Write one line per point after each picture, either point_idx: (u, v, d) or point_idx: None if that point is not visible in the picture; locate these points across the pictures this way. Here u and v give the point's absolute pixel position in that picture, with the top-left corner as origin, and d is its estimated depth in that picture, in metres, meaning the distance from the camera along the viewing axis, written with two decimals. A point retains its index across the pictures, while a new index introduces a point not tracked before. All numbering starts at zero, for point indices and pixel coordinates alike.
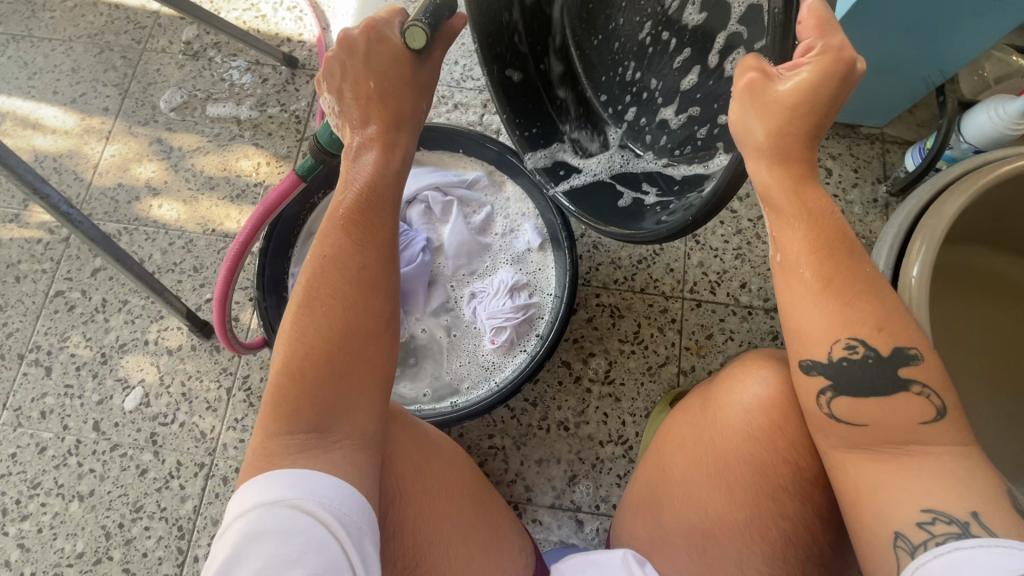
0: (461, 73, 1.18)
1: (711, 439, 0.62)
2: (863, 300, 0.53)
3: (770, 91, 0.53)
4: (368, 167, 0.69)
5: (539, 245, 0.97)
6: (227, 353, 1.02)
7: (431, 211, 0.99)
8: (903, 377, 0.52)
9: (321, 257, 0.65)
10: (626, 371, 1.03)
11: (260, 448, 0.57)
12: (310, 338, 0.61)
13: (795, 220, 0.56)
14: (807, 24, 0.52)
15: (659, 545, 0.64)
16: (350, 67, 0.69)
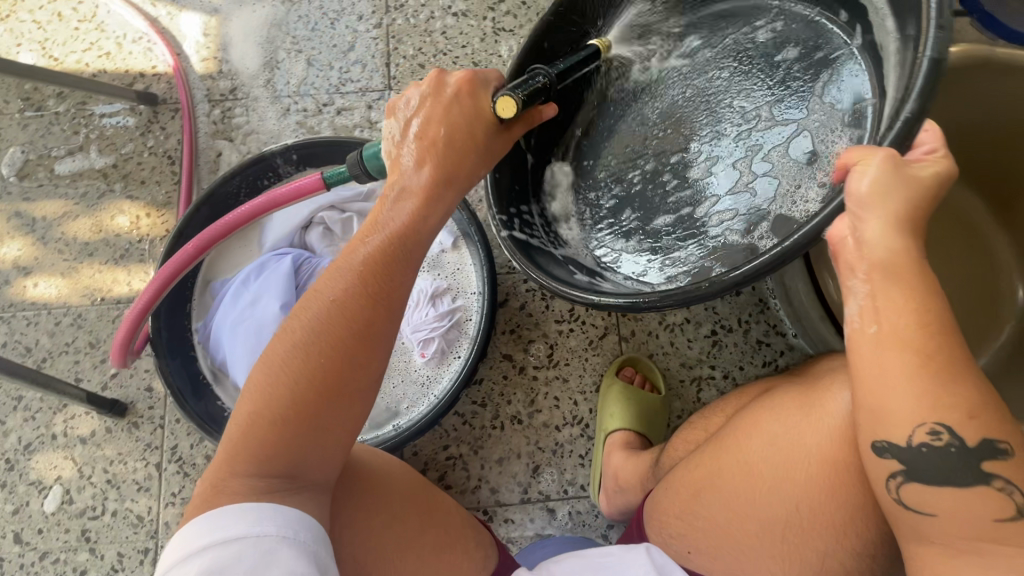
0: (339, 78, 1.11)
1: (816, 445, 0.54)
2: (956, 387, 0.44)
3: (911, 170, 0.47)
4: (403, 218, 0.60)
5: (452, 244, 0.94)
6: (148, 428, 0.95)
7: (331, 231, 0.93)
8: (986, 471, 0.44)
9: (317, 296, 0.57)
10: (569, 350, 1.00)
11: (212, 482, 0.52)
12: (288, 376, 0.53)
13: (890, 287, 0.46)
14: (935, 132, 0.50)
15: (717, 536, 0.57)
16: (433, 105, 0.63)
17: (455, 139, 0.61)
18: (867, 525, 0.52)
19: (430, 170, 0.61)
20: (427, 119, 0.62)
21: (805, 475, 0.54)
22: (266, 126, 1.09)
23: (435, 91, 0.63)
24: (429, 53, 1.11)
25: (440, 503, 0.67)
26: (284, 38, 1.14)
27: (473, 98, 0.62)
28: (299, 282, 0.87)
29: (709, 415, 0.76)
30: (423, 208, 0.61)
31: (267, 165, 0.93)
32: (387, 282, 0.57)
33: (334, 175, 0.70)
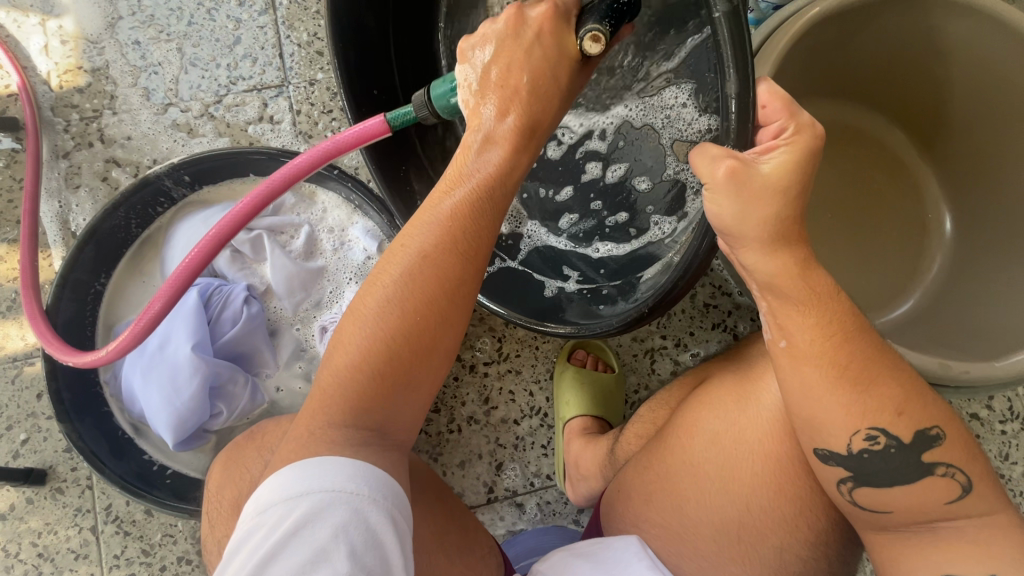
0: (228, 75, 1.00)
1: (755, 440, 0.56)
2: (881, 381, 0.48)
3: (754, 174, 0.48)
4: (489, 168, 0.54)
5: (378, 249, 0.86)
6: (74, 490, 0.86)
7: (241, 253, 0.84)
8: (928, 462, 0.48)
9: (407, 243, 0.52)
10: (518, 342, 0.97)
11: (296, 432, 0.50)
12: (378, 321, 0.50)
13: (805, 303, 0.49)
14: (773, 106, 0.49)
15: (677, 540, 0.58)
16: (506, 48, 0.54)
17: (539, 91, 0.54)
18: (814, 514, 0.55)
19: (516, 122, 0.55)
20: (507, 65, 0.54)
21: (750, 471, 0.56)
22: (154, 141, 0.98)
23: (513, 32, 0.54)
24: (326, 38, 1.01)
25: (447, 497, 0.64)
26: (158, 36, 1.01)
27: (560, 38, 0.53)
28: (212, 315, 0.79)
29: (656, 407, 0.76)
30: (508, 160, 0.55)
31: (156, 189, 0.82)
32: (474, 238, 0.52)
33: (399, 117, 0.58)
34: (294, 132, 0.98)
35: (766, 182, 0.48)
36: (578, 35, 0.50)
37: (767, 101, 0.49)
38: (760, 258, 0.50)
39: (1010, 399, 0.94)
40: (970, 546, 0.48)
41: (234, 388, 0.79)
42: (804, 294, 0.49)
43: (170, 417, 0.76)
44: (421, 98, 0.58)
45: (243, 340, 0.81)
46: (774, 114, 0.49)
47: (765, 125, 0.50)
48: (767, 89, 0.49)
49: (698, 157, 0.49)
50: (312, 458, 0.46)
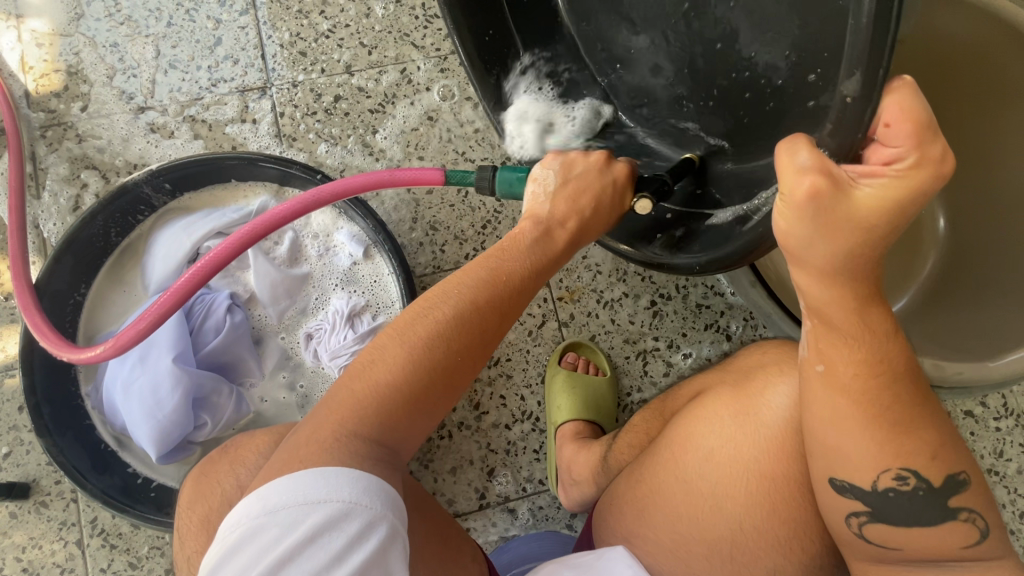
0: (209, 77, 0.98)
1: (751, 459, 0.56)
2: (921, 428, 0.48)
3: (842, 203, 0.40)
4: (533, 256, 0.58)
5: (364, 254, 0.84)
6: (59, 504, 0.85)
7: None
8: (953, 507, 0.48)
9: (458, 285, 0.54)
10: (508, 345, 0.96)
11: (315, 434, 0.47)
12: (422, 351, 0.50)
13: (848, 338, 0.48)
14: (901, 129, 0.37)
15: (668, 555, 0.57)
16: (584, 179, 0.59)
17: (597, 210, 0.58)
18: (806, 536, 0.55)
19: (573, 229, 0.58)
20: (582, 187, 0.58)
21: (745, 492, 0.55)
22: (134, 146, 0.96)
23: (599, 166, 0.59)
24: (309, 37, 0.99)
25: (431, 505, 0.62)
26: (137, 37, 0.98)
27: (627, 190, 0.59)
28: (194, 325, 0.78)
29: (651, 416, 0.75)
30: (555, 262, 0.59)
31: (135, 197, 0.81)
32: (512, 307, 0.55)
33: (458, 177, 0.64)
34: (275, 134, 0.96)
35: (854, 214, 0.41)
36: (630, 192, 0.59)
37: (893, 119, 0.37)
38: (809, 279, 0.47)
39: (1003, 395, 0.93)
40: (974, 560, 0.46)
41: (218, 399, 0.78)
42: (852, 327, 0.48)
43: (153, 431, 0.74)
44: (490, 172, 0.63)
45: (226, 350, 0.79)
46: (898, 138, 0.38)
47: (878, 145, 0.39)
48: (891, 99, 0.37)
49: (784, 154, 0.41)
50: (336, 463, 0.44)
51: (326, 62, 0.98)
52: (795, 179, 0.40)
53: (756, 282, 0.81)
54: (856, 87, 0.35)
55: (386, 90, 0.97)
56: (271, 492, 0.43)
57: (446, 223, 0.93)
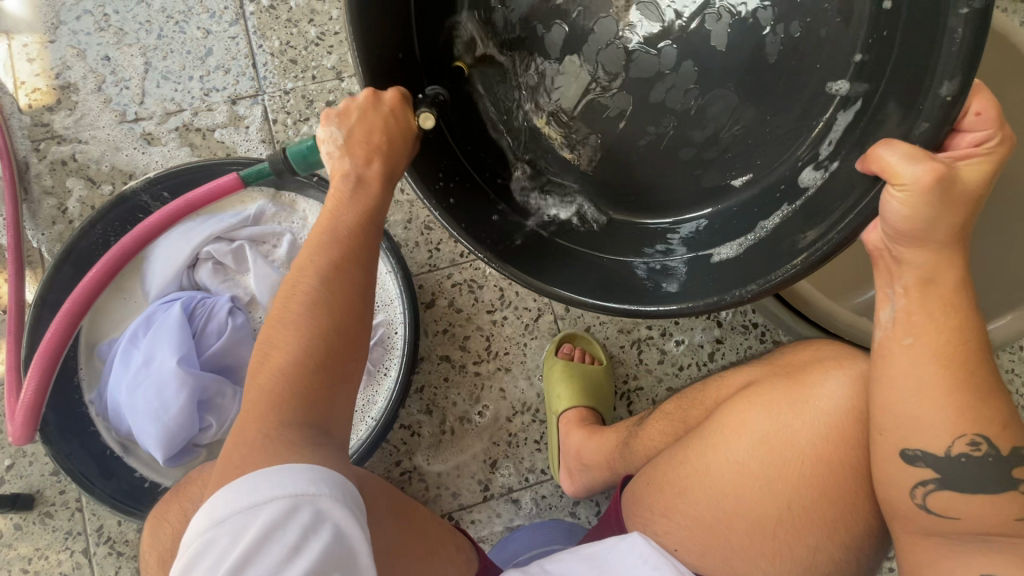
0: (201, 87, 0.99)
1: (810, 442, 0.58)
2: (993, 402, 0.50)
3: (957, 182, 0.43)
4: (370, 208, 0.56)
5: None
6: (64, 513, 0.85)
7: (223, 264, 0.84)
8: (1016, 477, 0.50)
9: (309, 262, 0.53)
10: (506, 339, 0.98)
11: (241, 447, 0.46)
12: (307, 321, 0.51)
13: (939, 316, 0.49)
14: (988, 115, 0.44)
15: (706, 532, 0.59)
16: (362, 126, 0.54)
17: (393, 147, 0.55)
18: (852, 520, 0.57)
19: (381, 168, 0.56)
20: (366, 128, 0.54)
21: (798, 472, 0.58)
22: (128, 158, 0.97)
23: (372, 106, 0.54)
24: (299, 45, 1.00)
25: (429, 514, 0.64)
26: (127, 49, 1.00)
27: (406, 117, 0.54)
28: (196, 328, 0.79)
29: (683, 401, 0.76)
30: (382, 201, 0.57)
31: (133, 205, 0.83)
32: (367, 255, 0.55)
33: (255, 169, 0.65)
34: (259, 137, 0.98)
35: (967, 191, 0.44)
36: (413, 112, 0.55)
37: (982, 109, 0.44)
38: (913, 250, 0.48)
39: None
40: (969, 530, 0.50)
41: (222, 400, 0.79)
42: (939, 305, 0.49)
43: (160, 432, 0.75)
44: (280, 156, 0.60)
45: (228, 352, 0.80)
46: (983, 124, 0.44)
47: (964, 133, 0.45)
48: (976, 97, 0.44)
49: (890, 154, 0.43)
50: (277, 463, 0.44)
51: (317, 70, 1.00)
52: (917, 171, 0.42)
53: None
54: (958, 88, 0.41)
55: None
56: (220, 504, 0.43)
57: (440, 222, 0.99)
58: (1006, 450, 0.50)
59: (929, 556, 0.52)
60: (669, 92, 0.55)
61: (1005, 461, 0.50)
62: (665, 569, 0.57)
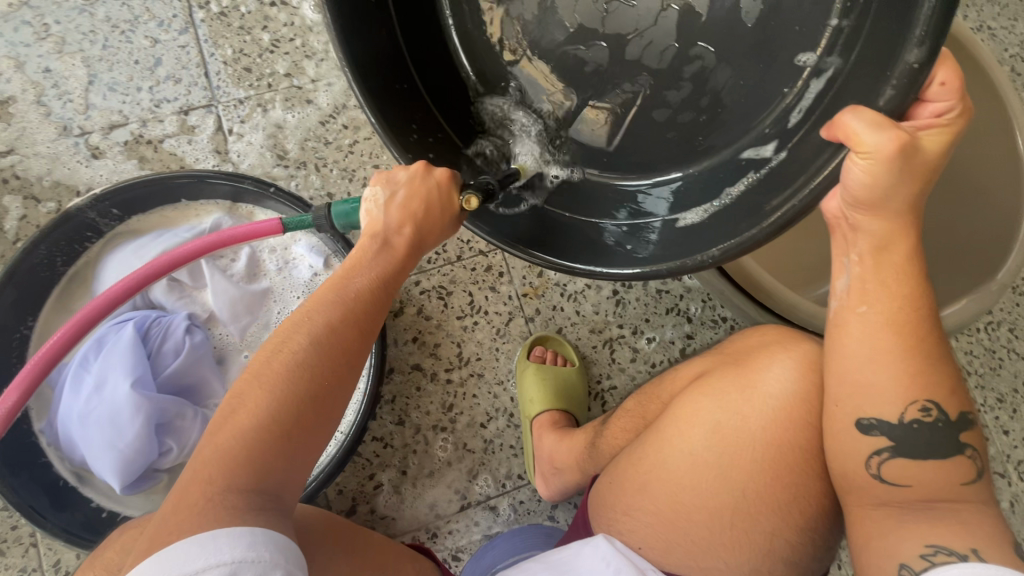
0: (150, 99, 0.96)
1: (759, 427, 0.59)
2: (942, 364, 0.52)
3: (915, 150, 0.44)
4: (378, 274, 0.55)
5: (324, 264, 0.84)
6: (17, 549, 0.81)
7: (179, 281, 0.81)
8: (960, 439, 0.52)
9: (305, 316, 0.52)
10: (478, 344, 0.97)
11: (185, 496, 0.43)
12: (288, 378, 0.48)
13: (887, 286, 0.52)
14: (953, 83, 0.44)
15: (668, 527, 0.60)
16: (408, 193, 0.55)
17: (427, 215, 0.55)
18: (805, 500, 0.58)
19: (410, 233, 0.57)
20: (409, 192, 0.55)
21: (750, 459, 0.58)
22: (74, 174, 0.93)
23: (423, 172, 0.55)
24: (252, 53, 0.98)
25: (366, 532, 0.66)
26: (69, 60, 0.96)
27: (454, 189, 0.55)
28: (152, 348, 0.76)
29: (644, 399, 0.75)
30: (400, 270, 0.57)
31: (80, 222, 0.79)
32: (370, 323, 0.54)
33: (295, 221, 0.62)
34: (209, 147, 0.95)
35: (922, 161, 0.45)
36: (459, 190, 0.55)
37: (947, 79, 0.44)
38: (867, 218, 0.49)
39: None
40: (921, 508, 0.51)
41: (183, 423, 0.75)
42: (890, 274, 0.52)
43: (113, 460, 0.72)
44: (324, 214, 0.60)
45: (185, 372, 0.77)
46: (946, 94, 0.44)
47: (926, 102, 0.45)
48: (942, 66, 0.44)
49: (856, 121, 0.42)
50: (202, 532, 0.41)
51: (272, 78, 0.97)
52: (881, 139, 0.42)
53: None
54: (925, 55, 0.39)
55: (335, 102, 0.97)
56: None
57: None
58: (955, 416, 0.52)
59: (884, 532, 0.52)
60: (647, 49, 0.56)
61: (954, 425, 0.52)
62: (625, 571, 0.57)
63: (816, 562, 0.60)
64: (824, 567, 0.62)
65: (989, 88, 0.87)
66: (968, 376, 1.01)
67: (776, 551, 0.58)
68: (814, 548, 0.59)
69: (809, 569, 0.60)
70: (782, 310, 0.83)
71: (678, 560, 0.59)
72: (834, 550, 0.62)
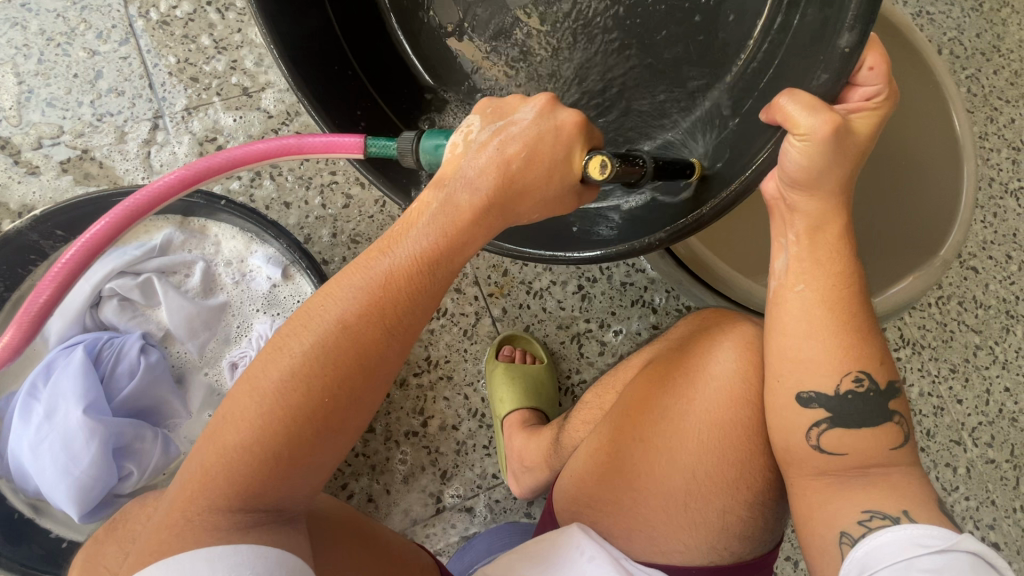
0: (93, 113, 0.93)
1: (702, 410, 0.61)
2: (873, 339, 0.55)
3: (846, 134, 0.48)
4: (425, 244, 0.49)
5: (283, 275, 0.82)
6: None
7: (131, 300, 0.79)
8: (891, 408, 0.55)
9: (325, 303, 0.47)
10: (446, 347, 0.96)
11: (176, 510, 0.46)
12: (281, 392, 0.45)
13: (817, 267, 0.55)
14: (879, 70, 0.47)
15: (620, 516, 0.62)
16: (523, 143, 0.50)
17: (531, 168, 0.50)
18: (753, 478, 0.60)
19: (492, 189, 0.50)
20: (521, 139, 0.50)
21: (683, 447, 0.61)
22: (18, 195, 0.90)
23: (538, 118, 0.50)
24: (198, 62, 0.95)
25: (379, 528, 0.62)
26: (4, 77, 0.93)
27: (572, 143, 0.50)
28: (104, 371, 0.74)
29: (602, 391, 0.78)
30: (458, 234, 0.50)
31: (22, 245, 0.76)
32: (405, 312, 0.48)
33: (379, 146, 0.54)
34: (154, 156, 0.93)
35: (854, 143, 0.49)
36: (583, 150, 0.50)
37: (876, 64, 0.47)
38: (803, 198, 0.53)
39: (900, 328, 1.05)
40: (858, 475, 0.54)
41: (142, 445, 0.74)
42: (820, 251, 0.55)
43: (69, 490, 0.69)
44: (410, 141, 0.53)
45: (142, 394, 0.75)
46: (874, 79, 0.48)
47: (856, 86, 0.49)
48: (870, 51, 0.47)
49: (791, 105, 0.46)
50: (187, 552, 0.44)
51: (222, 86, 0.95)
52: (815, 122, 0.46)
53: (667, 252, 0.89)
54: (855, 40, 0.42)
55: (287, 108, 0.96)
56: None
57: (367, 234, 0.93)
58: (883, 384, 0.55)
59: (824, 500, 0.54)
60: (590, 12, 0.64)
61: (883, 394, 0.55)
62: (600, 558, 0.58)
63: (770, 534, 0.62)
64: (779, 539, 0.64)
65: (925, 73, 0.91)
66: (923, 349, 1.05)
67: (729, 530, 0.60)
68: (760, 528, 0.61)
69: (763, 542, 0.62)
70: (742, 299, 0.87)
71: (640, 547, 0.61)
72: (785, 520, 0.65)
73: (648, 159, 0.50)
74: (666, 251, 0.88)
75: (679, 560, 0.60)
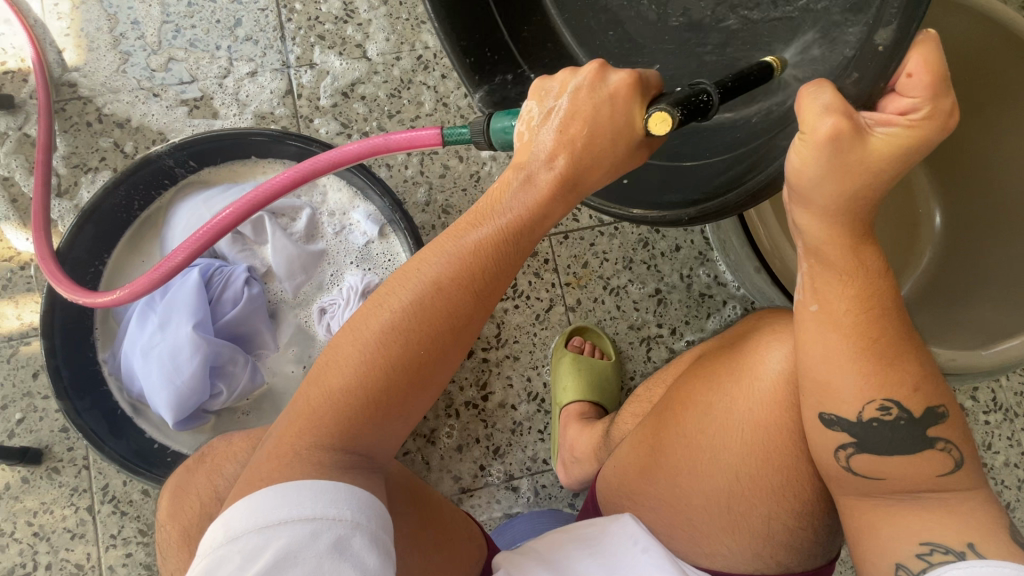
0: (227, 59, 1.00)
1: (748, 410, 0.59)
2: (906, 360, 0.51)
3: (858, 145, 0.45)
4: (518, 213, 0.51)
5: (379, 233, 0.86)
6: (72, 471, 0.86)
7: (242, 234, 0.84)
8: (932, 436, 0.51)
9: (420, 267, 0.50)
10: (516, 328, 0.98)
11: (277, 446, 0.46)
12: (378, 348, 0.47)
13: (847, 278, 0.52)
14: (920, 79, 0.42)
15: (673, 512, 0.62)
16: (583, 109, 0.50)
17: (591, 142, 0.50)
18: (800, 486, 0.58)
19: (559, 165, 0.51)
20: (573, 111, 0.50)
21: (730, 452, 0.59)
22: (150, 121, 0.97)
23: (590, 87, 0.50)
24: (325, 21, 1.01)
25: (426, 491, 0.60)
26: (155, 16, 1.00)
27: (631, 104, 0.49)
28: (212, 295, 0.80)
29: (655, 385, 0.78)
30: (539, 210, 0.52)
31: (157, 168, 0.82)
32: (494, 276, 0.50)
33: (454, 134, 0.58)
34: (271, 95, 0.98)
35: (867, 158, 0.46)
36: (641, 110, 0.49)
37: (915, 71, 0.42)
38: None
39: (993, 390, 0.98)
40: (923, 508, 0.51)
41: (233, 367, 0.79)
42: (845, 262, 0.52)
43: (171, 396, 0.76)
44: (481, 125, 0.56)
45: (242, 322, 0.81)
46: (913, 88, 0.43)
47: (896, 95, 0.44)
48: (914, 54, 0.42)
49: (815, 96, 0.45)
50: (290, 482, 0.42)
51: (343, 45, 1.00)
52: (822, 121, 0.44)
53: (761, 268, 0.86)
54: (891, 38, 0.39)
55: (400, 77, 1.00)
56: (237, 518, 0.41)
57: (458, 206, 0.95)
58: (919, 413, 0.51)
59: (884, 528, 0.52)
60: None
61: (919, 422, 0.51)
62: (653, 548, 0.58)
63: (822, 547, 0.60)
64: (832, 555, 0.62)
65: None
66: (1016, 418, 0.98)
67: (791, 544, 0.59)
68: (817, 544, 0.60)
69: (814, 556, 0.60)
70: None
71: (686, 544, 0.62)
72: (842, 537, 0.62)
73: (712, 93, 0.46)
74: (761, 267, 0.86)
75: (723, 563, 0.60)
